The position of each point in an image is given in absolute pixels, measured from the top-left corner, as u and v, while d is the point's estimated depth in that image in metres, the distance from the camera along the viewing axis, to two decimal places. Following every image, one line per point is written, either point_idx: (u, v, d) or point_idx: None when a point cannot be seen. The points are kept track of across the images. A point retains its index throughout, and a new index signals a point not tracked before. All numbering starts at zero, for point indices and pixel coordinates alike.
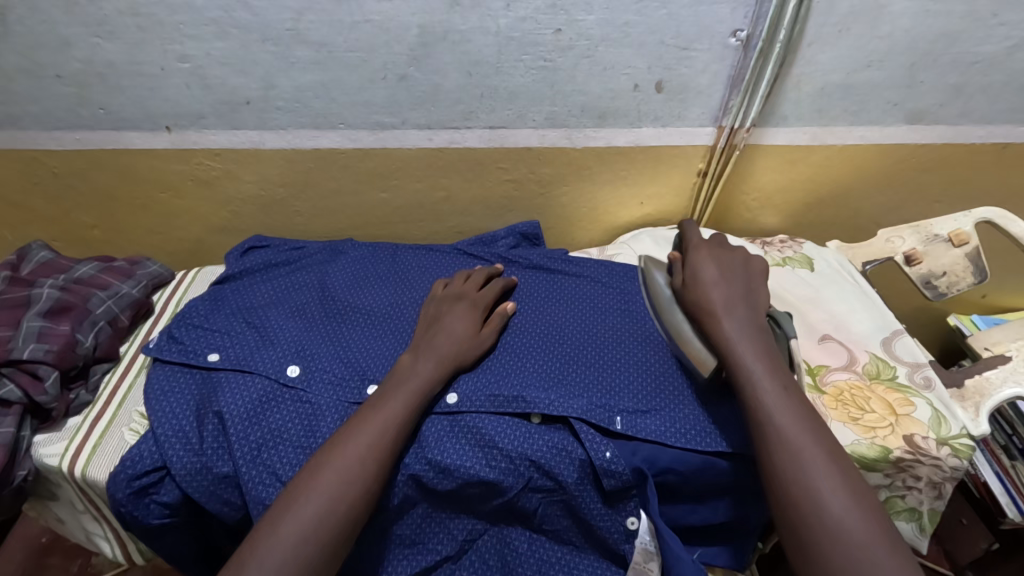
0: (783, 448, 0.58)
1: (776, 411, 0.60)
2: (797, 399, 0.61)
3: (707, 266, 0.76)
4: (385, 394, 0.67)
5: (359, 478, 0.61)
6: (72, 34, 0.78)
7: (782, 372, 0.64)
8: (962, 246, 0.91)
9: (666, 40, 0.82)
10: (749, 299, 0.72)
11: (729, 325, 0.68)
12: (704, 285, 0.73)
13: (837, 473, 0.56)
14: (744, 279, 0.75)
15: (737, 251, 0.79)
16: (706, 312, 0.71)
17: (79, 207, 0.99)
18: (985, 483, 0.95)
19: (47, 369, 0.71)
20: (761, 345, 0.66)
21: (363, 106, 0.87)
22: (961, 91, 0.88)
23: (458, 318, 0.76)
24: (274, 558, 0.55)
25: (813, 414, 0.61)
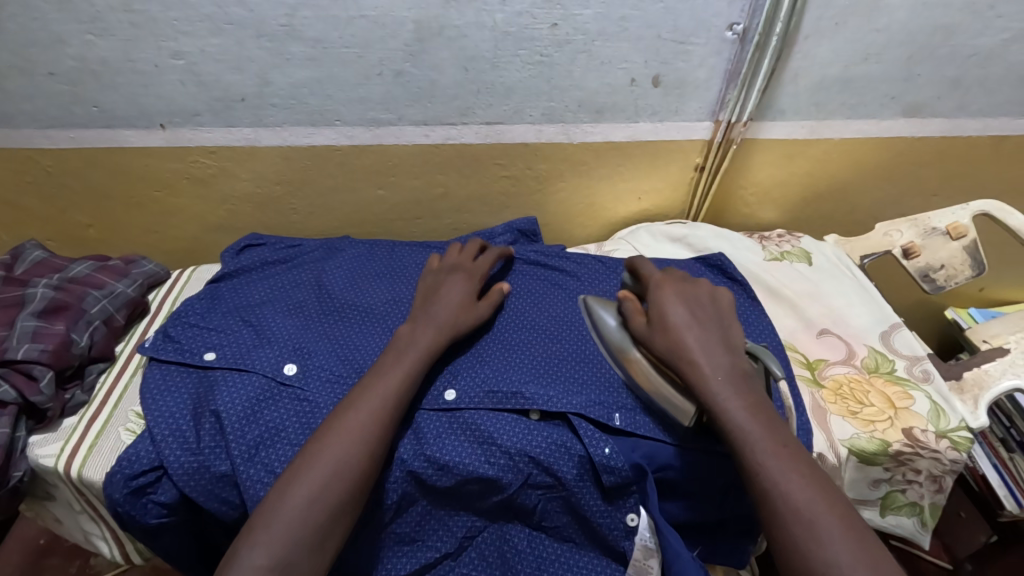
0: (796, 523, 0.54)
1: (781, 478, 0.56)
2: (802, 462, 0.58)
3: (676, 307, 0.69)
4: (385, 368, 0.68)
5: (362, 442, 0.62)
6: (64, 31, 0.77)
7: (778, 429, 0.59)
8: (960, 239, 0.91)
9: (663, 33, 0.81)
10: (726, 343, 0.66)
11: (714, 379, 0.63)
12: (677, 331, 0.67)
13: (855, 539, 0.53)
14: (717, 318, 0.69)
15: (701, 284, 0.72)
16: (685, 364, 0.64)
17: (74, 206, 0.98)
18: (983, 476, 0.95)
19: (42, 369, 0.70)
20: (749, 398, 0.61)
21: (359, 103, 0.87)
22: (958, 84, 0.88)
23: (456, 288, 0.77)
24: (282, 523, 0.57)
25: (820, 476, 0.57)
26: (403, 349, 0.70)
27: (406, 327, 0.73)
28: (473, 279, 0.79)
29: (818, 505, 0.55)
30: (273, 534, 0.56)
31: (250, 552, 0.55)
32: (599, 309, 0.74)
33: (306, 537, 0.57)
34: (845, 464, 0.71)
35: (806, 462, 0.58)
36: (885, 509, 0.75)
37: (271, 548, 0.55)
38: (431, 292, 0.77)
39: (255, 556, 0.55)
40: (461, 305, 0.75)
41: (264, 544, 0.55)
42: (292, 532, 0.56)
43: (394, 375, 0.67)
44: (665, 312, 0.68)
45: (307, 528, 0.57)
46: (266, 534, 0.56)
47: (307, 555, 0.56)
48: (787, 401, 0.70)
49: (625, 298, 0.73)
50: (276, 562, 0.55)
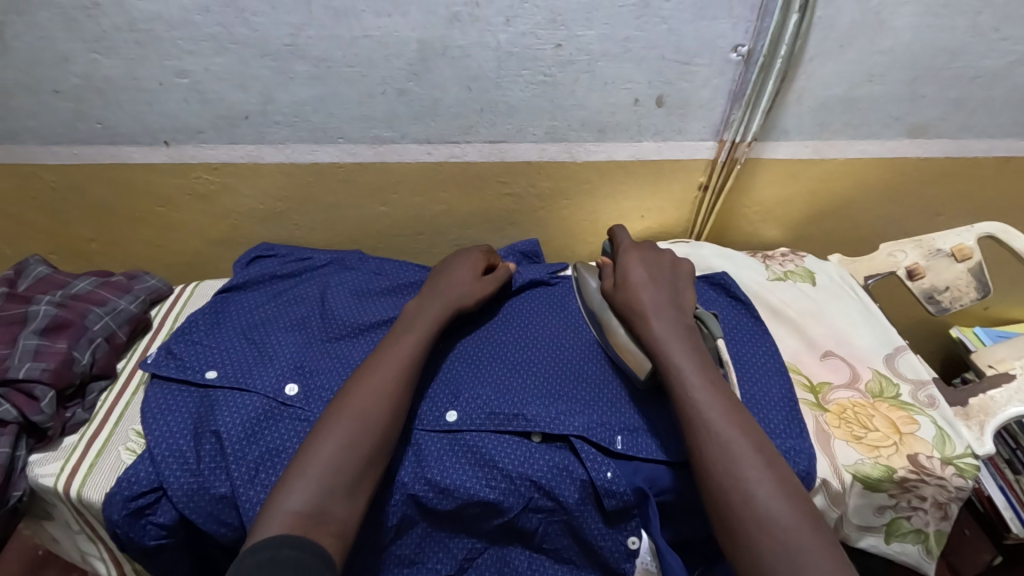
0: (713, 447, 0.59)
1: (705, 406, 0.61)
2: (727, 397, 0.62)
3: (637, 267, 0.75)
4: (398, 335, 0.72)
5: (385, 396, 0.65)
6: (70, 50, 0.78)
7: (710, 368, 0.65)
8: (965, 261, 0.91)
9: (667, 54, 0.82)
10: (675, 300, 0.72)
11: (660, 326, 0.68)
12: (632, 287, 0.73)
13: (766, 463, 0.57)
14: (671, 281, 0.75)
15: (665, 253, 0.79)
16: (637, 315, 0.70)
17: (77, 220, 0.99)
18: (989, 496, 0.94)
19: (44, 388, 0.70)
20: (689, 342, 0.67)
21: (362, 120, 0.87)
22: (962, 105, 0.88)
23: (461, 266, 0.81)
24: (314, 471, 0.59)
25: (744, 410, 0.62)
26: (412, 318, 0.74)
27: (413, 302, 0.77)
28: (480, 256, 0.84)
29: (735, 433, 0.59)
30: (307, 481, 0.58)
31: (287, 499, 0.57)
32: (585, 274, 0.81)
33: (339, 484, 0.58)
34: (849, 490, 0.70)
35: (733, 399, 0.63)
36: (890, 535, 0.73)
37: (306, 495, 0.57)
38: (440, 271, 0.82)
39: (291, 502, 0.57)
40: (468, 281, 0.79)
41: (298, 491, 0.57)
42: (325, 476, 0.58)
43: (407, 340, 0.71)
44: (626, 271, 0.74)
45: (338, 472, 0.59)
46: (300, 483, 0.58)
47: (341, 503, 0.58)
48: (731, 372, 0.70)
49: (602, 265, 0.80)
50: (311, 509, 0.56)
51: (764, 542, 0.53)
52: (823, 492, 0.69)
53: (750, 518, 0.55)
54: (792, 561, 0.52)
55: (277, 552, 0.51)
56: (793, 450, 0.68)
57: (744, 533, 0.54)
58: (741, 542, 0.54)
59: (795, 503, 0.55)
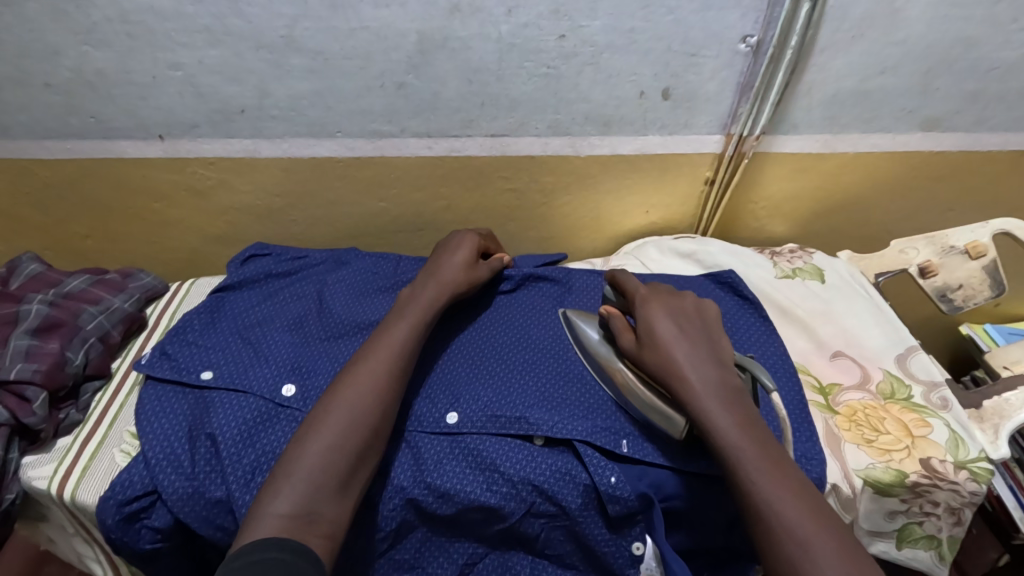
0: (790, 544, 0.52)
1: (773, 495, 0.54)
2: (791, 476, 0.56)
3: (663, 320, 0.67)
4: (390, 324, 0.70)
5: (376, 389, 0.63)
6: (60, 42, 0.76)
7: (768, 446, 0.58)
8: (979, 258, 0.90)
9: (673, 46, 0.79)
10: (712, 355, 0.65)
11: (703, 394, 0.61)
12: (663, 345, 0.65)
13: (846, 554, 0.51)
14: (703, 331, 0.67)
15: (687, 296, 0.71)
16: (674, 380, 0.63)
17: (72, 216, 0.97)
18: (998, 497, 0.92)
19: (36, 390, 0.69)
20: (739, 412, 0.60)
21: (361, 115, 0.85)
22: (977, 98, 0.85)
23: (455, 250, 0.79)
24: (302, 470, 0.57)
25: (812, 493, 0.55)
26: (404, 306, 0.73)
27: (406, 290, 0.75)
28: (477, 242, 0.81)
29: (810, 522, 0.53)
30: (296, 481, 0.57)
31: (275, 500, 0.55)
32: (583, 324, 0.76)
33: (328, 483, 0.57)
34: (860, 495, 0.68)
35: (796, 477, 0.56)
36: (902, 542, 0.72)
37: (294, 496, 0.56)
38: (435, 255, 0.80)
39: (278, 504, 0.55)
40: (461, 266, 0.77)
41: (285, 492, 0.56)
42: (313, 475, 0.57)
43: (399, 329, 0.69)
44: (653, 327, 0.66)
45: (327, 472, 0.57)
46: (287, 483, 0.56)
47: (330, 502, 0.56)
48: (781, 415, 0.67)
49: (608, 314, 0.72)
50: (298, 510, 0.55)
51: None
52: (834, 497, 0.67)
53: None
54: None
55: (263, 556, 0.50)
56: (804, 458, 0.66)
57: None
58: None
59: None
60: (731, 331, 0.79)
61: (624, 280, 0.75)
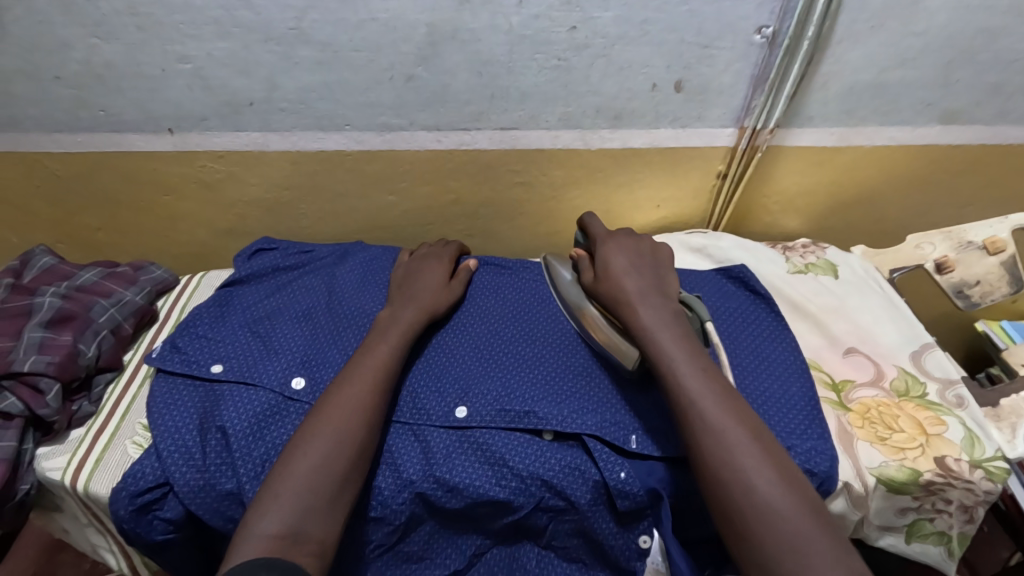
0: (710, 438, 0.57)
1: (698, 394, 0.59)
2: (719, 382, 0.61)
3: (617, 256, 0.72)
4: (371, 345, 0.69)
5: (361, 411, 0.63)
6: (69, 35, 0.76)
7: (703, 355, 0.63)
8: (998, 254, 0.88)
9: (687, 37, 0.78)
10: (660, 287, 0.70)
11: (647, 316, 0.66)
12: (616, 276, 0.70)
13: (759, 448, 0.56)
14: (655, 268, 0.72)
15: (645, 238, 0.76)
16: (621, 306, 0.67)
17: (82, 209, 0.98)
18: (1012, 496, 0.87)
19: (49, 381, 0.70)
20: (678, 331, 0.65)
21: (369, 108, 0.84)
22: (999, 90, 0.84)
23: (429, 270, 0.81)
24: (289, 490, 0.56)
25: (738, 398, 0.60)
26: (385, 327, 0.72)
27: (384, 310, 0.75)
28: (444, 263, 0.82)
29: (730, 420, 0.57)
30: (283, 501, 0.56)
31: (262, 520, 0.54)
32: (557, 266, 0.77)
33: (317, 502, 0.56)
34: (872, 493, 0.68)
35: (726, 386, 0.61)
36: (912, 536, 0.71)
37: (281, 516, 0.55)
38: (407, 278, 0.81)
39: (267, 524, 0.54)
40: (435, 284, 0.79)
41: (273, 511, 0.55)
42: (301, 495, 0.56)
43: (380, 350, 0.69)
44: (608, 260, 0.71)
45: (315, 492, 0.57)
46: (276, 502, 0.56)
47: (318, 520, 0.56)
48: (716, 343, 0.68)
49: (579, 257, 0.75)
50: (287, 530, 0.54)
51: (764, 535, 0.51)
52: (845, 495, 0.67)
53: (751, 512, 0.53)
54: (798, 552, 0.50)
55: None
56: (814, 450, 0.65)
57: (749, 529, 0.52)
58: (742, 533, 0.52)
59: (792, 488, 0.53)
60: (743, 325, 0.79)
61: (592, 224, 0.79)
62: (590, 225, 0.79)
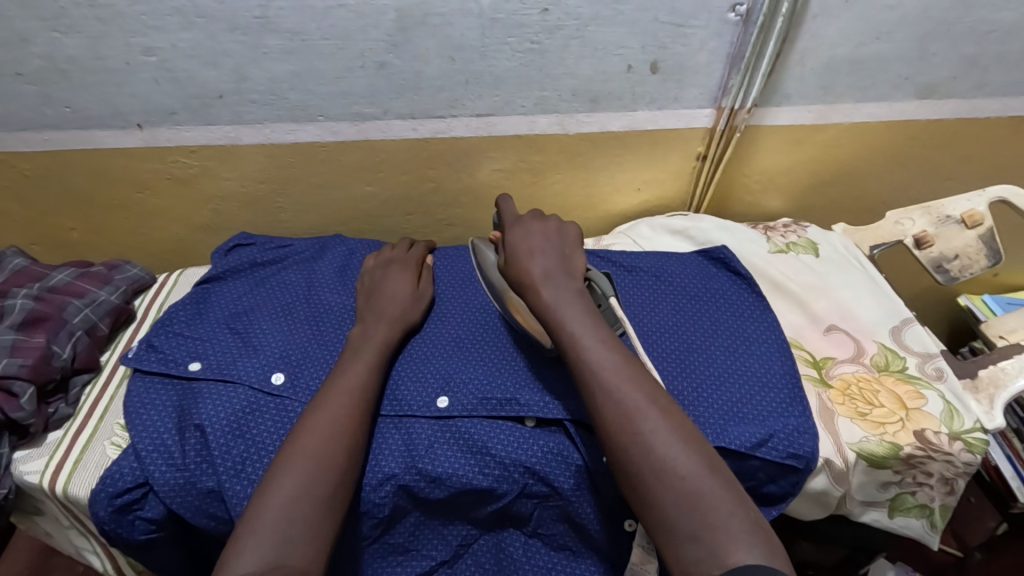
0: (611, 405, 0.55)
1: (599, 367, 0.57)
2: (621, 348, 0.59)
3: (520, 236, 0.68)
4: (346, 366, 0.68)
5: (336, 436, 0.61)
6: (29, 29, 0.74)
7: (606, 329, 0.60)
8: (976, 227, 0.88)
9: (660, 16, 0.77)
10: (568, 265, 0.66)
11: (551, 295, 0.62)
12: (517, 257, 0.66)
13: (663, 415, 0.54)
14: (564, 247, 0.67)
15: (551, 219, 0.70)
16: (527, 289, 0.64)
17: (55, 209, 0.96)
18: (997, 467, 0.96)
19: (22, 384, 0.69)
20: (582, 308, 0.61)
21: (342, 97, 0.83)
22: (976, 63, 0.83)
23: (396, 281, 0.78)
24: (267, 524, 0.54)
25: (641, 365, 0.58)
26: (358, 347, 0.70)
27: (356, 328, 0.73)
28: (410, 270, 0.80)
29: (634, 389, 0.56)
30: (260, 538, 0.54)
31: (237, 561, 0.52)
32: (483, 247, 0.74)
33: (297, 533, 0.54)
34: (853, 469, 0.68)
35: (629, 355, 0.59)
36: (894, 509, 0.71)
37: (259, 552, 0.53)
38: (371, 289, 0.78)
39: (245, 561, 0.52)
40: (403, 295, 0.76)
41: (250, 549, 0.53)
42: (279, 528, 0.54)
43: (352, 374, 0.67)
44: (514, 242, 0.67)
45: (295, 522, 0.55)
46: (252, 539, 0.53)
47: (299, 551, 0.54)
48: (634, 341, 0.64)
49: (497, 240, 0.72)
50: (268, 564, 0.52)
51: (663, 495, 0.51)
52: (826, 471, 0.67)
53: (653, 477, 0.51)
54: (696, 514, 0.49)
55: None
56: (796, 431, 0.66)
57: (649, 491, 0.51)
58: (645, 497, 0.52)
59: (694, 449, 0.52)
60: (724, 307, 0.78)
61: (505, 208, 0.74)
62: (504, 208, 0.75)
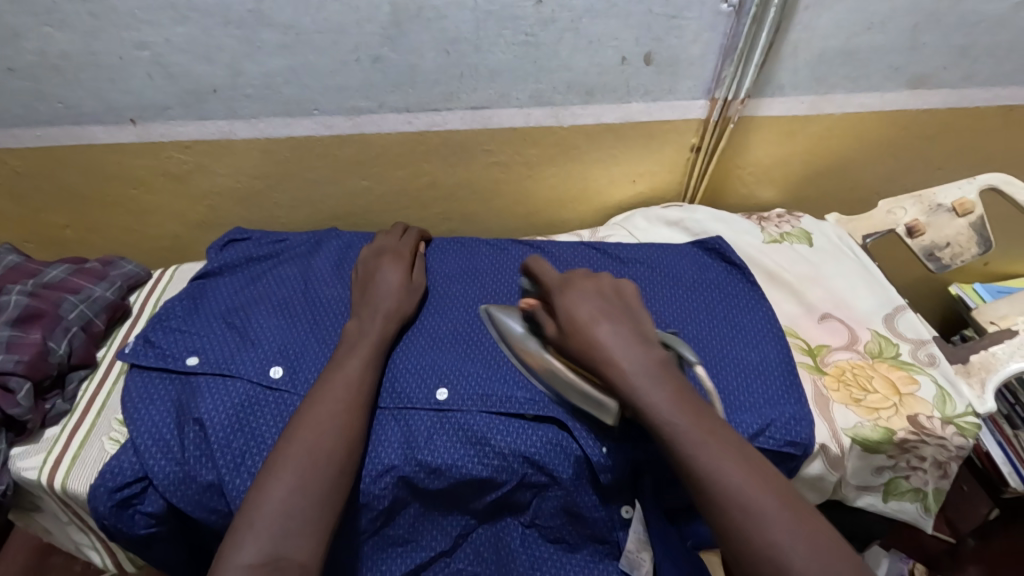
0: (732, 507, 0.51)
1: (717, 469, 0.52)
2: (727, 438, 0.54)
3: (583, 305, 0.65)
4: (343, 359, 0.68)
5: (333, 430, 0.61)
6: (20, 24, 0.73)
7: (708, 417, 0.56)
8: (966, 216, 0.89)
9: (654, 8, 0.77)
10: (638, 332, 0.63)
11: (637, 375, 0.59)
12: (585, 330, 0.63)
13: (796, 523, 0.49)
14: (626, 310, 0.65)
15: (604, 279, 0.69)
16: (603, 363, 0.60)
17: (49, 207, 0.95)
18: (988, 453, 0.97)
19: (19, 380, 0.69)
20: (674, 388, 0.58)
21: (336, 91, 0.83)
22: (966, 53, 0.84)
23: (392, 273, 0.77)
24: (266, 517, 0.55)
25: (756, 460, 0.54)
26: (354, 341, 0.70)
27: (353, 322, 0.73)
28: (404, 261, 0.80)
29: (758, 492, 0.51)
30: (259, 531, 0.54)
31: (236, 555, 0.53)
32: (505, 317, 0.73)
33: (296, 526, 0.55)
34: (849, 453, 0.69)
35: (741, 449, 0.54)
36: (889, 494, 0.73)
37: (258, 546, 0.53)
38: (366, 279, 0.78)
39: (244, 554, 0.53)
40: (400, 288, 0.76)
41: (250, 542, 0.53)
42: (278, 522, 0.55)
43: (349, 369, 0.67)
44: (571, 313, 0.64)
45: (293, 516, 0.55)
46: (251, 533, 0.54)
47: (298, 545, 0.54)
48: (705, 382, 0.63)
49: (532, 310, 0.70)
50: (266, 557, 0.53)
51: None
52: (822, 456, 0.68)
53: None
54: None
55: None
56: (794, 419, 0.66)
57: None
58: None
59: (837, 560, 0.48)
60: (718, 296, 0.79)
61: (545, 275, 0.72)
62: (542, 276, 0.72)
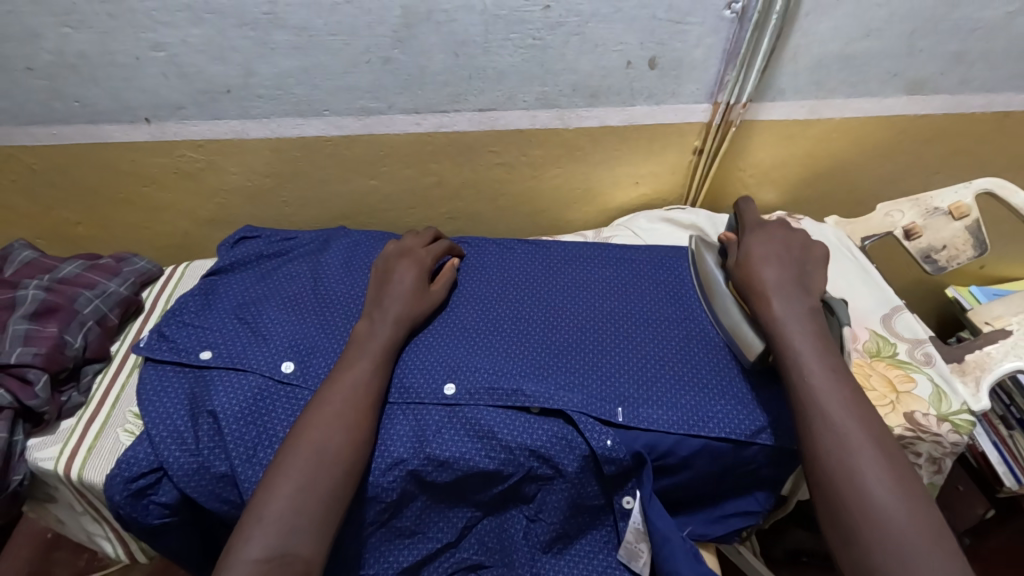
0: (828, 435, 0.57)
1: (823, 392, 0.59)
2: (847, 383, 0.60)
3: (761, 246, 0.73)
4: (352, 361, 0.69)
5: (343, 427, 0.63)
6: (40, 24, 0.75)
7: (833, 356, 0.62)
8: (963, 219, 0.90)
9: (659, 14, 0.79)
10: (802, 282, 0.70)
11: (781, 308, 0.66)
12: (754, 264, 0.71)
13: (881, 455, 0.55)
14: (801, 262, 0.72)
15: (798, 234, 0.75)
16: (757, 294, 0.68)
17: (62, 204, 0.97)
18: (983, 452, 0.99)
19: (37, 372, 0.70)
20: (812, 327, 0.65)
21: (346, 92, 0.85)
22: (961, 59, 0.86)
23: (408, 275, 0.78)
24: (274, 513, 0.57)
25: (865, 400, 0.60)
26: (363, 342, 0.71)
27: (364, 322, 0.74)
28: (423, 263, 0.80)
29: (854, 421, 0.58)
30: (266, 526, 0.56)
31: (244, 547, 0.55)
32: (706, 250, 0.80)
33: (302, 523, 0.57)
34: None
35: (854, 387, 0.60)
36: None
37: (265, 540, 0.55)
38: (381, 278, 0.79)
39: (251, 549, 0.55)
40: (413, 291, 0.77)
41: (257, 536, 0.56)
42: (285, 517, 0.57)
43: (360, 366, 0.68)
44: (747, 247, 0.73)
45: (299, 513, 0.57)
46: (259, 527, 0.56)
47: (305, 540, 0.56)
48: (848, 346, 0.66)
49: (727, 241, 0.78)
50: (271, 553, 0.55)
51: (868, 535, 0.52)
52: None
53: (863, 515, 0.53)
54: (904, 561, 0.50)
55: None
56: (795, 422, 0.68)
57: (857, 529, 0.53)
58: (848, 531, 0.53)
59: (908, 496, 0.53)
60: None
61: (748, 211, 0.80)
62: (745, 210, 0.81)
